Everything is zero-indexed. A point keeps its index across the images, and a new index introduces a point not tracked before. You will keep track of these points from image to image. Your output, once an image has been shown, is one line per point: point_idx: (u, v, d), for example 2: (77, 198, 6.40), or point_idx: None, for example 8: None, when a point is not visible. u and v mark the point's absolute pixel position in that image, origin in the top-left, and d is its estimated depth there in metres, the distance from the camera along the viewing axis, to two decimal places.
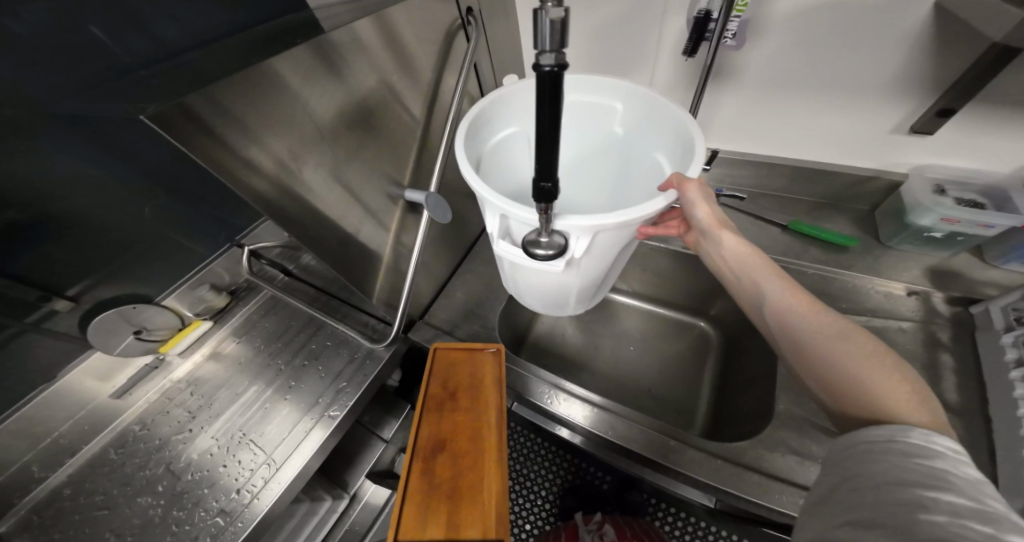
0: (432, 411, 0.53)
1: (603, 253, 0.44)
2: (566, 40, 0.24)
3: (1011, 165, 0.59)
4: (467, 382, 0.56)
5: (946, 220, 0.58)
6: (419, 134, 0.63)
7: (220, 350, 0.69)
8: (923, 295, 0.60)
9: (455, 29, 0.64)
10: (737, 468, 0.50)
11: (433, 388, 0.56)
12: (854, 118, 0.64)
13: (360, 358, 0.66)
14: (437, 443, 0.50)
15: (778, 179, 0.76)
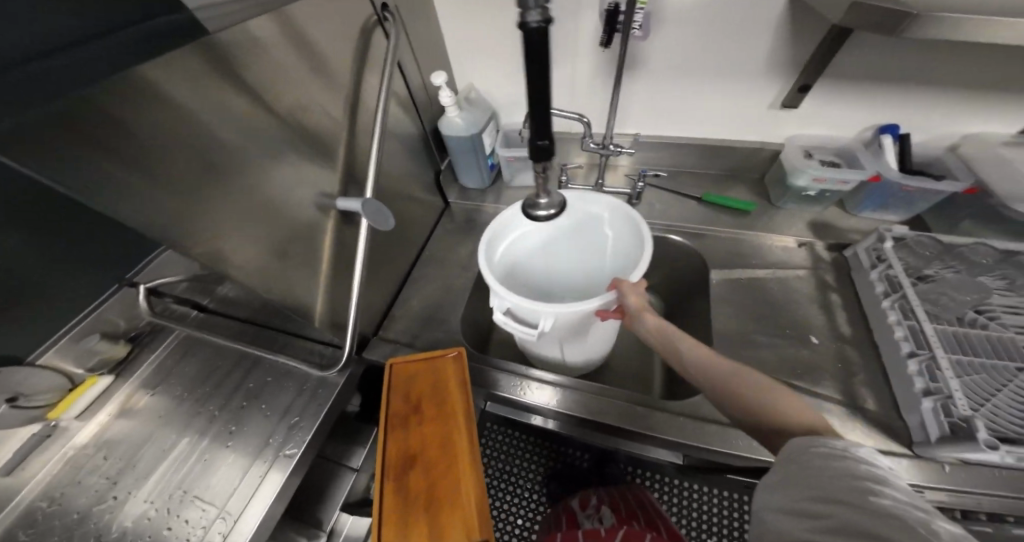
0: (398, 428, 0.51)
1: (572, 325, 0.58)
2: (542, 2, 0.38)
3: (853, 131, 0.73)
4: (431, 391, 0.54)
5: (816, 180, 0.69)
6: (346, 139, 0.60)
7: (131, 406, 0.59)
8: (810, 245, 0.73)
9: (372, 26, 0.62)
10: (701, 422, 0.56)
11: (396, 405, 0.53)
12: (742, 99, 0.74)
13: (310, 388, 0.61)
14: (406, 459, 0.48)
15: (689, 157, 0.86)
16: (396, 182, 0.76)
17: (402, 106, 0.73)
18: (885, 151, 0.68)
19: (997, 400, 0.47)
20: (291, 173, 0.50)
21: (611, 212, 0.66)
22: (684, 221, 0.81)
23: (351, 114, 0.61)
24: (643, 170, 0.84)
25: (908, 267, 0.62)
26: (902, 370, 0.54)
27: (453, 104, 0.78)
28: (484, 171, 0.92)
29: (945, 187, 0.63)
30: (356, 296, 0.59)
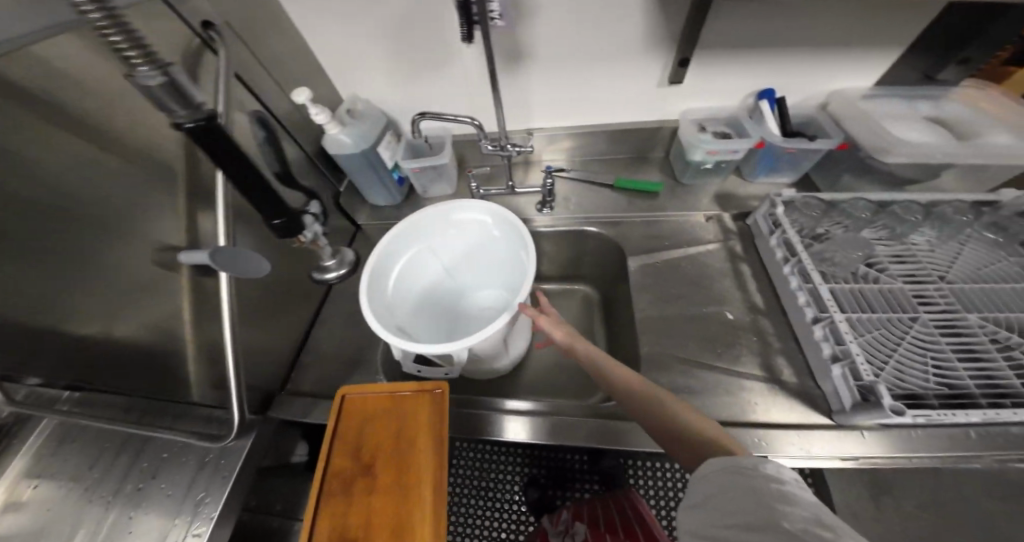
0: (340, 490, 0.41)
1: (486, 348, 0.60)
2: (188, 104, 0.35)
3: (737, 99, 0.74)
4: (392, 447, 0.43)
5: (709, 153, 0.70)
6: (186, 179, 0.52)
7: (16, 501, 0.48)
8: (716, 218, 0.73)
9: (199, 49, 0.52)
10: None
11: (341, 460, 0.43)
12: (631, 78, 0.73)
13: (211, 461, 0.53)
14: (347, 536, 0.38)
15: (597, 144, 0.84)
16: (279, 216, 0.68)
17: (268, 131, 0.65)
18: (765, 116, 0.68)
19: (896, 355, 0.51)
20: (74, 240, 0.40)
21: (491, 216, 0.72)
22: (600, 211, 0.80)
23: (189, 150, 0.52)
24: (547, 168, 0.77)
25: (802, 231, 0.64)
26: (808, 336, 0.55)
27: (330, 122, 0.67)
28: (392, 186, 0.81)
29: (821, 145, 0.65)
30: (230, 365, 0.51)
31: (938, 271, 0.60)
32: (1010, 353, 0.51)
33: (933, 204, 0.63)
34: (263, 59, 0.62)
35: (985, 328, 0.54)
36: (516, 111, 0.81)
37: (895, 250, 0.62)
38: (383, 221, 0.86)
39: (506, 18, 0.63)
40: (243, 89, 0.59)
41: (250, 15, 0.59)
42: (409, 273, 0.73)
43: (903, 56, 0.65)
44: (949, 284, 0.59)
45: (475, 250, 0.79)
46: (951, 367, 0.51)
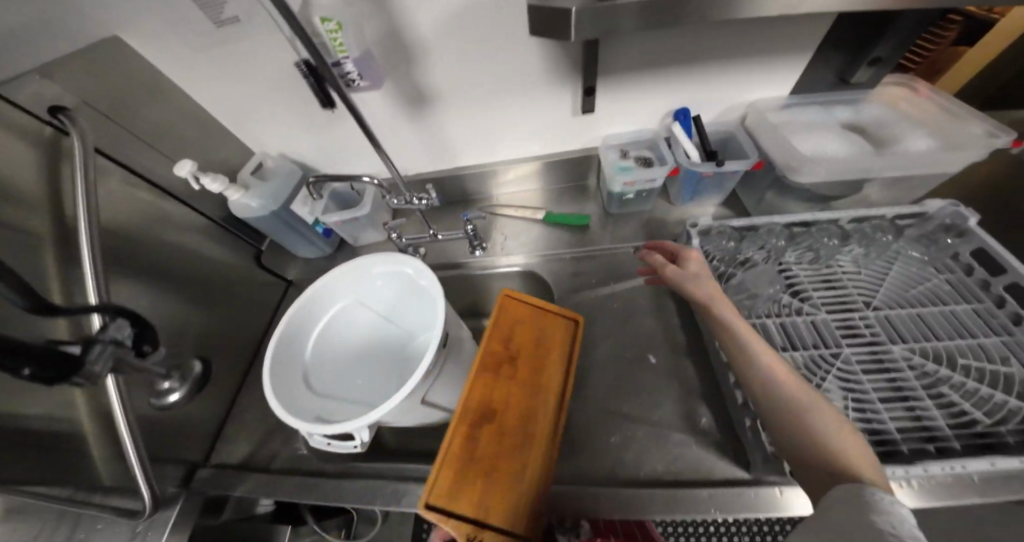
0: (494, 372, 0.53)
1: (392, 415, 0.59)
2: None
3: (656, 121, 0.71)
4: (532, 350, 0.58)
5: (627, 184, 0.67)
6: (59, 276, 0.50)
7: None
8: (645, 248, 0.70)
9: (54, 137, 0.51)
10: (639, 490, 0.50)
11: (496, 346, 0.56)
12: (544, 112, 0.70)
13: (139, 535, 0.54)
14: (488, 412, 0.50)
15: (528, 177, 0.81)
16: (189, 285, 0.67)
17: (158, 203, 0.64)
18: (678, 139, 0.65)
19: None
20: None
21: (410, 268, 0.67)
22: (532, 248, 0.77)
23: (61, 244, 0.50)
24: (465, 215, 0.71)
25: (722, 262, 0.62)
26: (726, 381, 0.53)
27: (229, 188, 0.65)
28: (318, 239, 0.78)
29: (737, 167, 0.62)
30: (123, 434, 0.50)
31: (865, 297, 0.58)
32: (935, 391, 0.49)
33: (854, 224, 0.60)
34: (140, 130, 0.60)
35: (910, 360, 0.52)
36: (436, 153, 0.78)
37: (820, 275, 0.61)
38: (315, 275, 0.84)
39: (369, 78, 0.61)
40: (114, 165, 0.58)
41: (119, 90, 0.56)
42: (332, 330, 0.71)
43: (811, 64, 0.62)
44: (875, 312, 0.57)
45: (407, 300, 0.74)
46: (873, 407, 0.48)
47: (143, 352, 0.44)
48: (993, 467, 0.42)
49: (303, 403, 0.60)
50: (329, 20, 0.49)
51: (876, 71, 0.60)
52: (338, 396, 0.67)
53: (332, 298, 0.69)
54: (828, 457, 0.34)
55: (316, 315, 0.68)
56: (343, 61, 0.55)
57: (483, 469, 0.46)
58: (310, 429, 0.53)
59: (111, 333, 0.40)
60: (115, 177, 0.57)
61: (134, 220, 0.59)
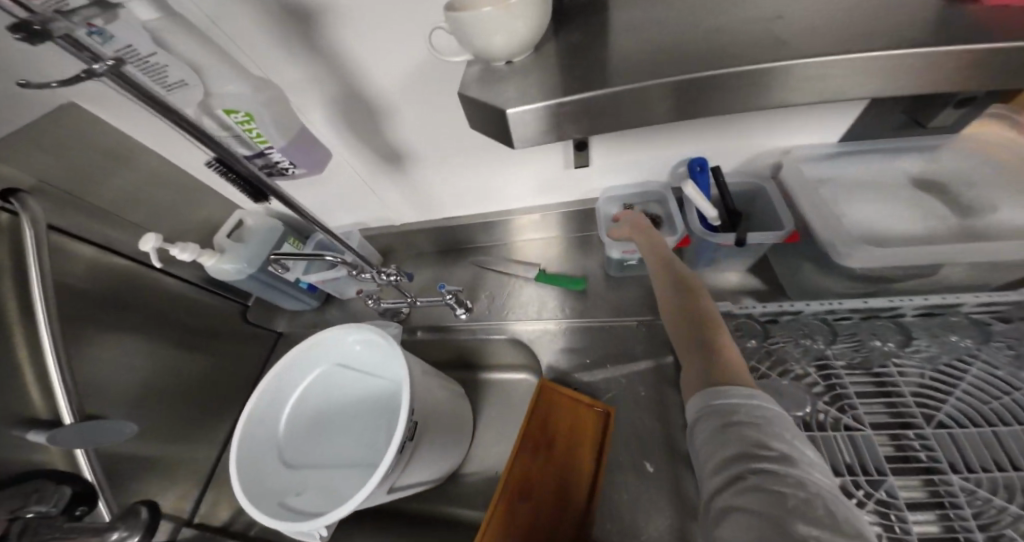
0: (531, 448, 0.48)
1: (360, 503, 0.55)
2: None
3: (665, 173, 0.60)
4: (566, 433, 0.53)
5: (627, 251, 0.59)
6: (28, 363, 0.50)
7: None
8: (648, 323, 0.61)
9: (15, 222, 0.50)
10: None
11: (537, 427, 0.50)
12: (531, 167, 0.61)
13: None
14: (524, 491, 0.46)
15: (523, 227, 0.73)
16: (174, 351, 0.68)
17: (141, 272, 0.64)
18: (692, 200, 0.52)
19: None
20: None
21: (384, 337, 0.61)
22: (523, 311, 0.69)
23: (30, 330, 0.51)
24: (440, 285, 0.65)
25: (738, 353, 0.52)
26: None
27: (201, 254, 0.62)
28: (302, 294, 0.77)
29: (762, 240, 0.50)
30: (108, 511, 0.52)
31: (926, 409, 0.45)
32: (997, 534, 0.37)
33: (920, 317, 0.50)
34: (109, 204, 0.60)
35: (976, 499, 0.39)
36: (420, 203, 0.72)
37: (869, 374, 0.49)
38: (304, 326, 0.82)
39: (301, 163, 0.52)
40: (87, 244, 0.57)
41: (83, 166, 0.56)
42: (313, 391, 0.69)
43: (870, 105, 0.48)
44: (937, 427, 0.44)
45: (387, 363, 0.69)
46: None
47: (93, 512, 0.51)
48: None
49: (268, 483, 0.58)
50: (233, 109, 0.40)
51: (965, 113, 0.45)
52: (315, 464, 0.65)
53: (310, 363, 0.67)
54: (707, 364, 0.37)
55: (293, 380, 0.66)
56: (265, 150, 0.46)
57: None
58: (266, 521, 0.51)
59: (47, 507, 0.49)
60: (87, 258, 0.57)
61: (109, 295, 0.60)
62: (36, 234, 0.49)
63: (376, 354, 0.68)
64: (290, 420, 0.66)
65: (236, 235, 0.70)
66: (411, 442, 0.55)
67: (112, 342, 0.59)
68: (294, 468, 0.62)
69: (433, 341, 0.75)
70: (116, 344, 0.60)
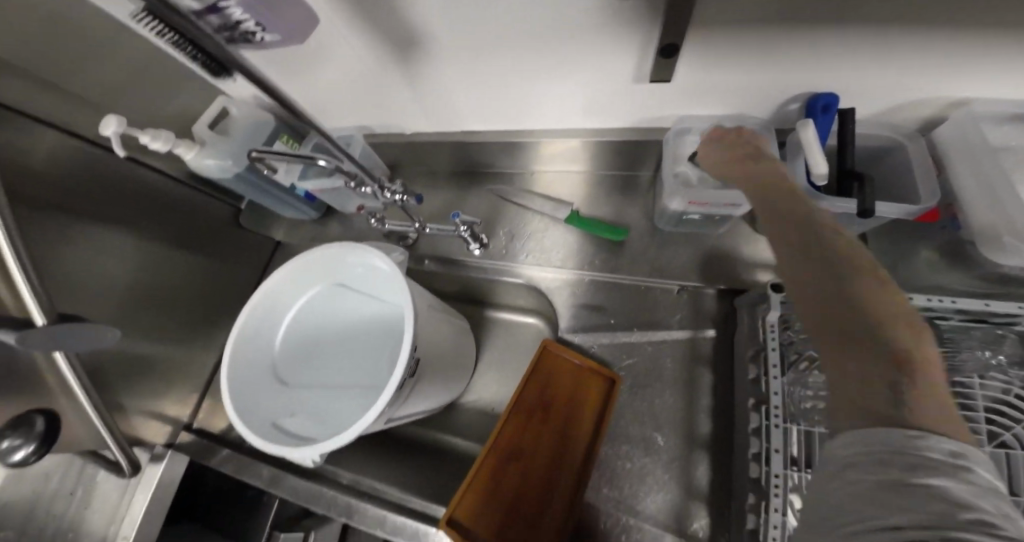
0: (521, 413, 0.45)
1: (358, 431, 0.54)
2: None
3: (767, 106, 0.46)
4: (567, 400, 0.48)
5: (692, 204, 0.46)
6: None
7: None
8: (693, 290, 0.52)
9: None
10: None
11: (532, 389, 0.46)
12: (583, 77, 0.48)
13: (129, 488, 0.60)
14: (514, 452, 0.43)
15: (563, 154, 0.61)
16: (162, 254, 0.63)
17: (115, 163, 0.56)
18: (807, 145, 0.41)
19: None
20: None
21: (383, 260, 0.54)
22: (548, 254, 0.61)
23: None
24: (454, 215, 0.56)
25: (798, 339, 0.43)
26: (744, 512, 0.40)
27: (177, 144, 0.53)
28: (298, 203, 0.68)
29: (889, 211, 0.40)
30: (95, 419, 0.53)
31: (994, 427, 0.40)
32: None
33: None
34: (78, 87, 0.50)
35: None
36: (438, 113, 0.60)
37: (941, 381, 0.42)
38: (305, 238, 0.76)
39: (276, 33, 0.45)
40: (50, 129, 0.49)
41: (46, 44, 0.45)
42: (313, 308, 0.64)
43: None
44: (995, 447, 0.40)
45: (387, 286, 0.62)
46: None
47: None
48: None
49: (260, 400, 0.55)
50: None
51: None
52: (311, 385, 0.63)
53: (306, 280, 0.60)
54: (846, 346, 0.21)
55: (287, 299, 0.61)
56: (225, 9, 0.40)
57: (506, 518, 0.40)
58: (265, 444, 0.48)
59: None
60: (54, 148, 0.49)
61: (88, 189, 0.53)
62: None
63: (374, 276, 0.61)
64: (289, 335, 0.63)
65: (222, 127, 0.59)
66: (411, 381, 0.52)
67: (93, 245, 0.54)
68: (289, 387, 0.60)
69: (443, 273, 0.68)
70: (95, 247, 0.54)
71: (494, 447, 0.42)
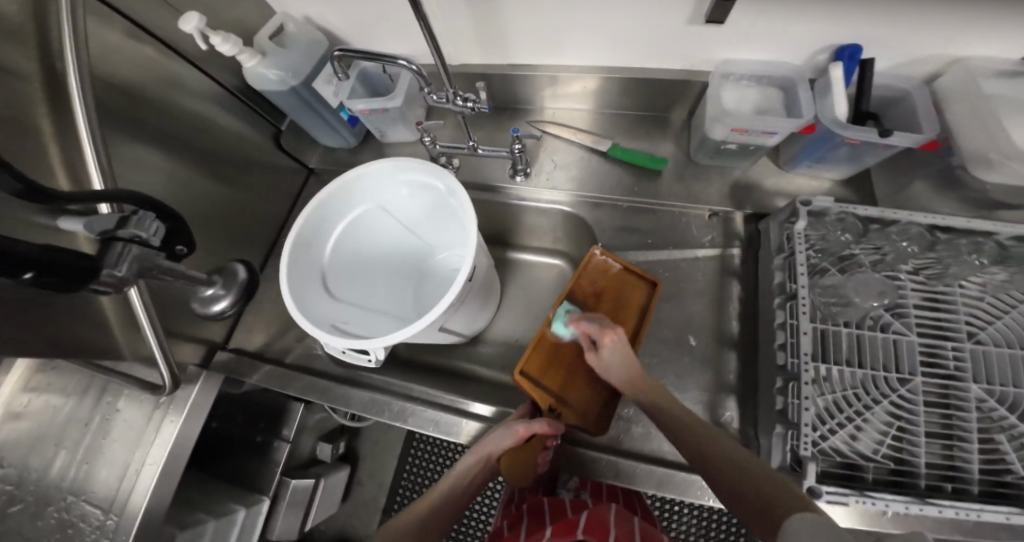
0: (573, 298, 0.55)
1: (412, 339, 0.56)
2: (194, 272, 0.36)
3: (801, 52, 0.52)
4: (617, 294, 0.55)
5: (734, 132, 0.52)
6: (58, 146, 0.44)
7: (16, 411, 0.60)
8: (723, 216, 0.59)
9: None
10: (649, 467, 0.49)
11: (581, 283, 0.56)
12: (644, 13, 0.52)
13: (162, 405, 0.61)
14: (569, 326, 0.54)
15: (605, 92, 0.66)
16: (205, 165, 0.62)
17: (169, 63, 0.55)
18: (831, 86, 0.49)
19: (857, 419, 0.44)
20: None
21: (442, 181, 0.59)
22: (588, 185, 0.66)
23: (55, 112, 0.43)
24: (514, 130, 0.59)
25: (820, 253, 0.51)
26: (770, 391, 0.48)
27: (241, 52, 0.55)
28: (342, 129, 0.70)
29: (898, 141, 0.47)
30: (144, 325, 0.52)
31: (971, 327, 0.47)
32: (985, 436, 0.44)
33: (1014, 244, 0.48)
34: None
35: (982, 402, 0.44)
36: (491, 43, 0.63)
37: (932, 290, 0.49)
38: (340, 167, 0.77)
39: None
40: (116, 15, 0.48)
41: None
42: (360, 230, 0.68)
43: None
44: (973, 343, 0.47)
45: (437, 211, 0.67)
46: (913, 440, 0.44)
47: (174, 253, 0.36)
48: (1003, 520, 0.39)
49: (316, 305, 0.57)
50: None
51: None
52: (355, 302, 0.66)
53: (359, 199, 0.64)
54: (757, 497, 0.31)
55: (336, 214, 0.63)
56: None
57: (567, 374, 0.52)
58: (328, 339, 0.51)
59: (131, 229, 0.29)
60: (116, 41, 0.48)
61: (147, 88, 0.52)
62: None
63: (425, 200, 0.65)
64: (336, 252, 0.65)
65: (279, 42, 0.62)
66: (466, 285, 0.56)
67: (148, 146, 0.53)
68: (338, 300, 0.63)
69: (485, 202, 0.72)
70: (149, 148, 0.53)
71: (554, 318, 0.53)
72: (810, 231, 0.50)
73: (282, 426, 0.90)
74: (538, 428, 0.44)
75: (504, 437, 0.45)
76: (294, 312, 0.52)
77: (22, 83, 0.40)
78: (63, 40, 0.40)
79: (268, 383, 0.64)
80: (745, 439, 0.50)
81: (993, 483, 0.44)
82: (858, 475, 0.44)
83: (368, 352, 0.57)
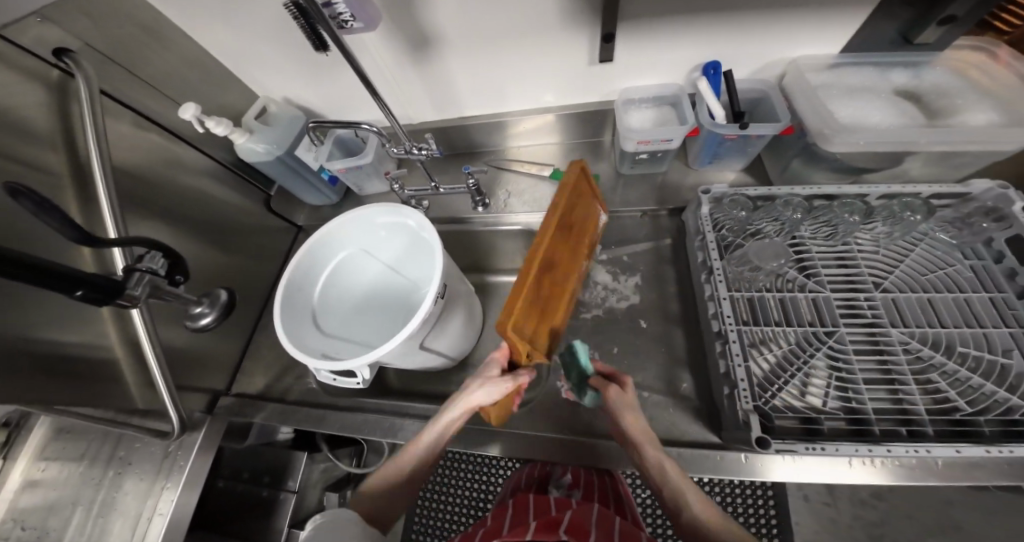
0: (558, 223, 0.47)
1: (396, 358, 0.62)
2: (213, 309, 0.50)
3: (680, 74, 0.65)
4: (575, 225, 0.54)
5: (640, 143, 0.63)
6: (76, 209, 0.53)
7: (33, 478, 0.63)
8: (652, 214, 0.70)
9: (65, 83, 0.52)
10: (622, 442, 0.54)
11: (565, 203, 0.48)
12: (550, 59, 0.65)
13: (171, 452, 0.65)
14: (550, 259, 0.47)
15: (542, 128, 0.78)
16: (205, 232, 0.72)
17: (172, 147, 0.66)
18: (703, 96, 0.60)
19: (801, 372, 0.50)
20: None
21: (411, 218, 0.68)
22: (539, 207, 0.77)
23: (81, 195, 0.54)
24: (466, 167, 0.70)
25: (730, 232, 0.60)
26: (712, 352, 0.55)
27: (232, 131, 0.68)
28: (324, 187, 0.83)
29: (765, 130, 0.57)
30: (156, 374, 0.58)
31: (878, 279, 0.55)
32: (923, 377, 0.49)
33: (882, 201, 0.56)
34: (146, 74, 0.62)
35: (907, 344, 0.51)
36: (441, 101, 0.76)
37: (835, 252, 0.57)
38: (325, 222, 0.88)
39: (363, 19, 0.49)
40: (125, 110, 0.59)
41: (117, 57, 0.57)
42: (346, 273, 0.77)
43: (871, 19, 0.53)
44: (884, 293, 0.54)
45: (412, 246, 0.76)
46: (856, 388, 0.49)
47: (176, 282, 0.46)
48: (955, 454, 0.42)
49: (306, 339, 0.64)
50: None
51: (946, 31, 0.50)
52: (345, 337, 0.72)
53: (343, 246, 0.74)
54: None
55: (322, 261, 0.72)
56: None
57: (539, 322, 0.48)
58: (315, 363, 0.57)
59: (146, 263, 0.42)
60: (125, 136, 0.59)
61: (151, 166, 0.62)
62: (92, 96, 0.50)
63: (403, 238, 0.75)
64: (323, 293, 0.73)
65: (263, 121, 0.75)
66: (440, 302, 0.63)
67: (149, 213, 0.62)
68: (328, 335, 0.69)
69: (455, 233, 0.82)
70: (151, 214, 0.62)
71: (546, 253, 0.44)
72: (716, 215, 0.60)
73: (288, 477, 0.91)
74: (521, 381, 0.49)
75: (495, 391, 0.48)
76: (286, 344, 0.59)
77: (53, 162, 0.51)
78: (86, 132, 0.50)
79: (270, 422, 0.69)
80: (705, 406, 0.55)
81: (950, 425, 0.46)
82: (817, 429, 0.47)
83: (356, 375, 0.62)
